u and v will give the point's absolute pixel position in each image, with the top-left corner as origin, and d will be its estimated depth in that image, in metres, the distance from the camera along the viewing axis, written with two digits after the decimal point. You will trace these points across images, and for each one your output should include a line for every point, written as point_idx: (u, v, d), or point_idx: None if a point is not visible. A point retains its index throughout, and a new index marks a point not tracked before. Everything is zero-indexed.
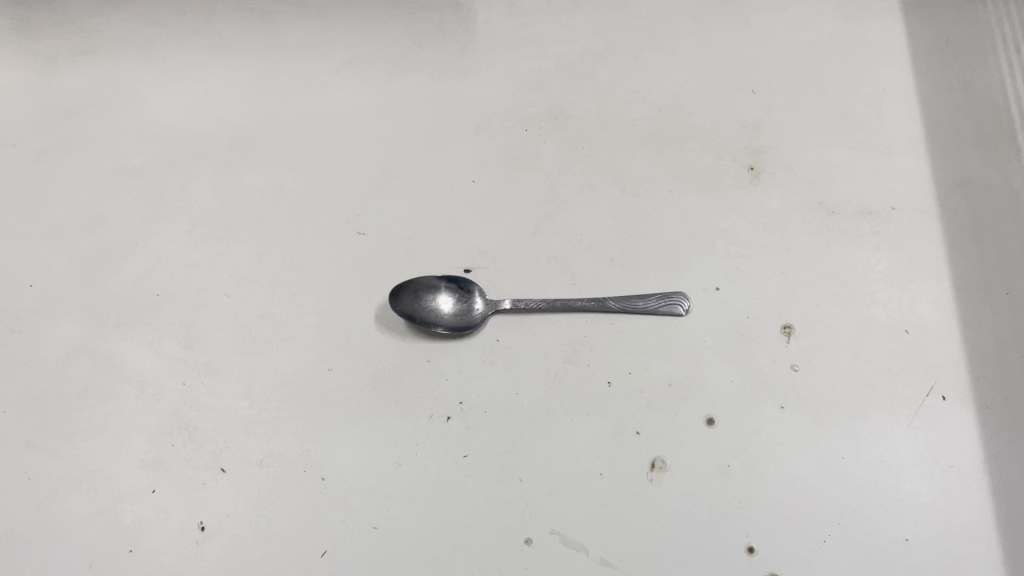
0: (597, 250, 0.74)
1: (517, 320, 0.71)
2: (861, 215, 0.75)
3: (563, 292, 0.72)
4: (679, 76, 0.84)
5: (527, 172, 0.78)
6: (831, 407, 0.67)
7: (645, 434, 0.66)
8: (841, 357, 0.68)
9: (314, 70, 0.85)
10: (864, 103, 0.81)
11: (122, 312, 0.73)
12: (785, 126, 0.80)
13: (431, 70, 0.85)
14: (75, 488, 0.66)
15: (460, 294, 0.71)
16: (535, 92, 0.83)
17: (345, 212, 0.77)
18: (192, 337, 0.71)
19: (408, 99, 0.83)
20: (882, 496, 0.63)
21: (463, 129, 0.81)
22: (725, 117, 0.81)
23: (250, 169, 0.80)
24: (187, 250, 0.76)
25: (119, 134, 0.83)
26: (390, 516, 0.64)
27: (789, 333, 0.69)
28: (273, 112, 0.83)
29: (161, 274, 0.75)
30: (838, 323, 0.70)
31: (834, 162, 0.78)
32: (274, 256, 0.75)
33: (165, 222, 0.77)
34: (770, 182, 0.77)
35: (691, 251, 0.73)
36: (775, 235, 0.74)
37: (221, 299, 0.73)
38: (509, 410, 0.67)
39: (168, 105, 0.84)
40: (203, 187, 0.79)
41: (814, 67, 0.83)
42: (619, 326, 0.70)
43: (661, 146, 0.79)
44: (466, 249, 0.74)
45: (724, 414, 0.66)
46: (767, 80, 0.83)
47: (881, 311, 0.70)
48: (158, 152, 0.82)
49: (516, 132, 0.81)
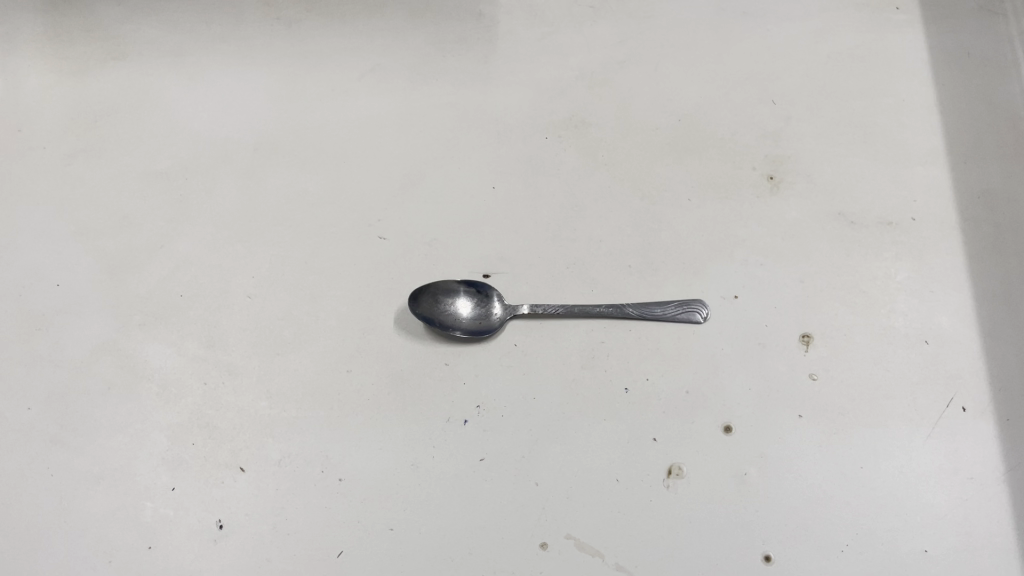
0: (616, 257, 0.74)
1: (535, 325, 0.71)
2: (882, 225, 0.75)
3: (580, 298, 0.72)
4: (700, 85, 0.84)
5: (547, 178, 0.78)
6: (848, 416, 0.67)
7: (662, 440, 0.67)
8: (858, 367, 0.69)
9: (337, 77, 0.85)
10: (885, 114, 0.80)
11: (146, 312, 0.73)
12: (806, 136, 0.80)
13: (454, 77, 0.85)
14: (96, 485, 0.66)
15: (478, 298, 0.71)
16: (556, 100, 0.83)
17: (366, 215, 0.77)
18: (214, 337, 0.71)
19: (431, 105, 0.83)
20: (900, 507, 0.63)
21: (485, 135, 0.81)
22: (745, 125, 0.81)
23: (275, 174, 0.79)
24: (212, 253, 0.75)
25: (145, 136, 0.83)
26: (406, 518, 0.64)
27: (807, 341, 0.70)
28: (301, 117, 0.83)
29: (184, 276, 0.74)
30: (856, 333, 0.70)
31: (855, 172, 0.77)
32: (295, 260, 0.74)
33: (191, 226, 0.77)
34: (789, 190, 0.77)
35: (710, 258, 0.74)
36: (794, 243, 0.74)
37: (243, 301, 0.73)
38: (526, 414, 0.68)
39: (193, 109, 0.84)
40: (229, 191, 0.78)
41: (836, 78, 0.83)
42: (637, 332, 0.71)
43: (681, 154, 0.79)
44: (485, 254, 0.74)
45: (740, 421, 0.67)
46: (788, 91, 0.83)
47: (900, 322, 0.70)
48: (183, 156, 0.81)
49: (537, 140, 0.80)
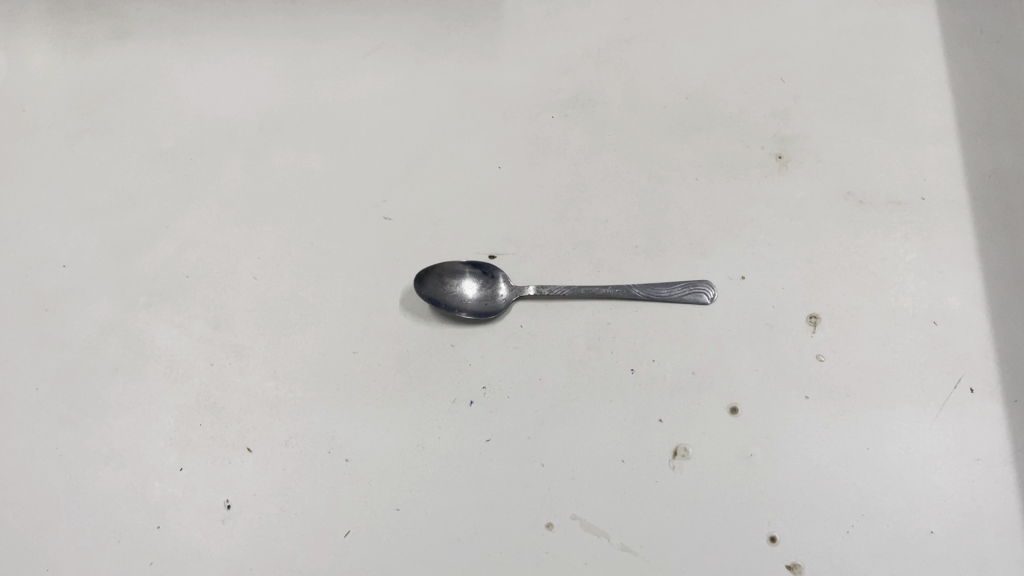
0: (622, 238, 0.74)
1: (541, 306, 0.71)
2: (891, 204, 0.74)
3: (586, 279, 0.72)
4: (707, 62, 0.83)
5: (553, 158, 0.77)
6: (855, 397, 0.67)
7: (667, 421, 0.67)
8: (865, 348, 0.69)
9: (341, 54, 0.84)
10: (896, 91, 0.79)
11: (152, 293, 0.72)
12: (815, 114, 0.79)
13: (459, 54, 0.84)
14: (105, 465, 0.67)
15: (483, 279, 0.71)
16: (562, 77, 0.82)
17: (371, 196, 0.76)
18: (220, 318, 0.71)
19: (436, 84, 0.82)
20: (905, 488, 0.64)
21: (490, 114, 0.80)
22: (754, 104, 0.80)
23: (279, 153, 0.78)
24: (216, 233, 0.75)
25: (149, 115, 0.82)
26: (413, 499, 0.65)
27: (814, 323, 0.70)
28: (306, 95, 0.82)
29: (190, 257, 0.74)
30: (864, 314, 0.70)
31: (864, 151, 0.76)
32: (300, 240, 0.74)
33: (196, 206, 0.76)
34: (798, 170, 0.76)
35: (717, 239, 0.73)
36: (803, 224, 0.74)
37: (249, 281, 0.72)
38: (532, 395, 0.68)
39: (197, 88, 0.83)
40: (234, 171, 0.78)
41: (847, 54, 0.82)
42: (643, 313, 0.71)
43: (689, 132, 0.79)
44: (491, 236, 0.74)
45: (746, 403, 0.67)
46: (798, 68, 0.81)
47: (908, 302, 0.70)
48: (187, 135, 0.80)
49: (543, 119, 0.80)
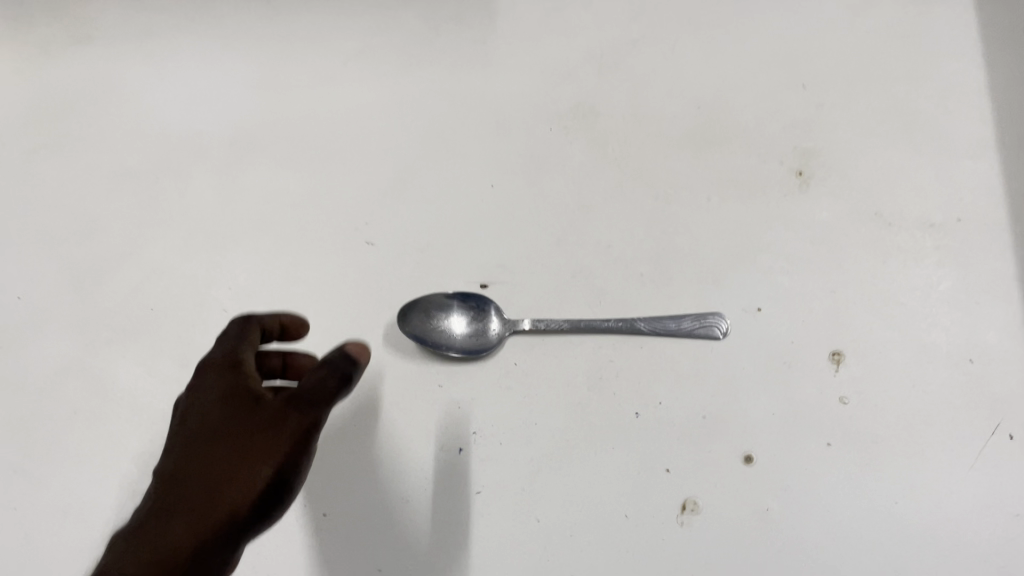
0: (625, 265, 0.67)
1: (537, 341, 0.65)
2: (923, 226, 0.67)
3: (587, 311, 0.66)
4: (721, 66, 0.76)
5: (551, 175, 0.71)
6: (881, 444, 0.61)
7: (675, 472, 0.61)
8: (892, 389, 0.62)
9: (322, 58, 0.77)
10: (930, 99, 0.72)
11: (115, 328, 0.67)
12: (840, 125, 0.72)
13: (449, 59, 0.77)
14: (64, 520, 0.61)
15: (473, 313, 0.65)
16: (562, 84, 0.75)
17: (353, 218, 0.70)
18: (189, 356, 0.65)
19: (424, 93, 0.75)
20: (937, 548, 0.57)
21: (483, 126, 0.74)
22: (772, 113, 0.73)
23: (252, 171, 0.72)
24: (183, 261, 0.69)
25: (111, 130, 0.77)
26: (396, 559, 0.59)
27: (837, 360, 0.63)
28: (285, 107, 0.75)
29: (154, 288, 0.68)
30: (892, 350, 0.63)
31: (894, 166, 0.69)
32: (276, 268, 0.68)
33: (162, 231, 0.71)
34: (821, 189, 0.69)
35: (730, 266, 0.67)
36: (825, 249, 0.67)
37: (218, 315, 0.66)
38: (528, 442, 0.62)
39: (162, 98, 0.77)
40: (201, 191, 0.72)
41: (875, 58, 0.74)
42: (649, 349, 0.64)
43: (701, 146, 0.72)
44: (483, 263, 0.68)
45: (761, 451, 0.61)
46: (821, 73, 0.74)
47: (941, 337, 0.64)
48: (150, 151, 0.75)
49: (541, 131, 0.73)
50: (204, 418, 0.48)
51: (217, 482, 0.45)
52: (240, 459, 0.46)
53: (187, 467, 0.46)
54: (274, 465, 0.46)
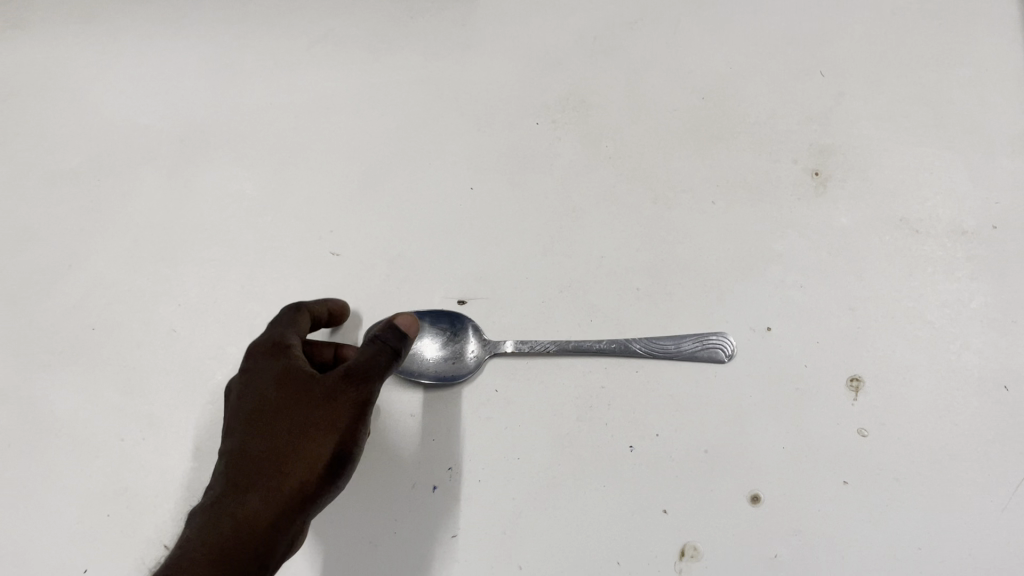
0: (618, 276, 0.60)
1: (521, 364, 0.58)
2: (953, 233, 0.60)
3: (575, 331, 0.58)
4: (728, 51, 0.68)
5: (537, 176, 0.64)
6: (905, 483, 0.52)
7: (674, 513, 0.53)
8: (918, 421, 0.54)
9: (285, 46, 0.71)
10: (961, 88, 0.64)
11: (52, 349, 0.61)
12: (860, 118, 0.64)
13: (425, 44, 0.70)
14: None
15: (448, 334, 0.59)
16: (551, 73, 0.68)
17: (317, 225, 0.63)
18: (134, 382, 0.59)
19: (396, 83, 0.68)
20: None
21: (462, 120, 0.67)
22: (784, 104, 0.65)
23: (206, 173, 0.66)
24: (128, 273, 0.63)
25: (53, 127, 0.71)
26: None
27: (856, 387, 0.55)
28: (246, 102, 0.69)
29: (96, 304, 0.62)
30: (918, 376, 0.56)
31: (920, 165, 0.62)
32: (231, 282, 0.62)
33: (105, 239, 0.65)
34: (838, 190, 0.62)
35: (737, 278, 0.59)
36: (844, 258, 0.59)
37: (166, 335, 0.60)
38: (508, 478, 0.55)
39: (109, 90, 0.71)
40: (149, 195, 0.66)
41: (901, 41, 0.66)
42: (645, 374, 0.57)
43: (705, 142, 0.64)
44: (460, 276, 0.61)
45: (770, 489, 0.53)
46: (839, 58, 0.67)
47: (972, 360, 0.56)
48: (94, 149, 0.69)
49: (526, 126, 0.66)
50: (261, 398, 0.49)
51: (282, 456, 0.46)
52: (301, 434, 0.47)
53: (251, 443, 0.47)
54: (337, 438, 0.47)
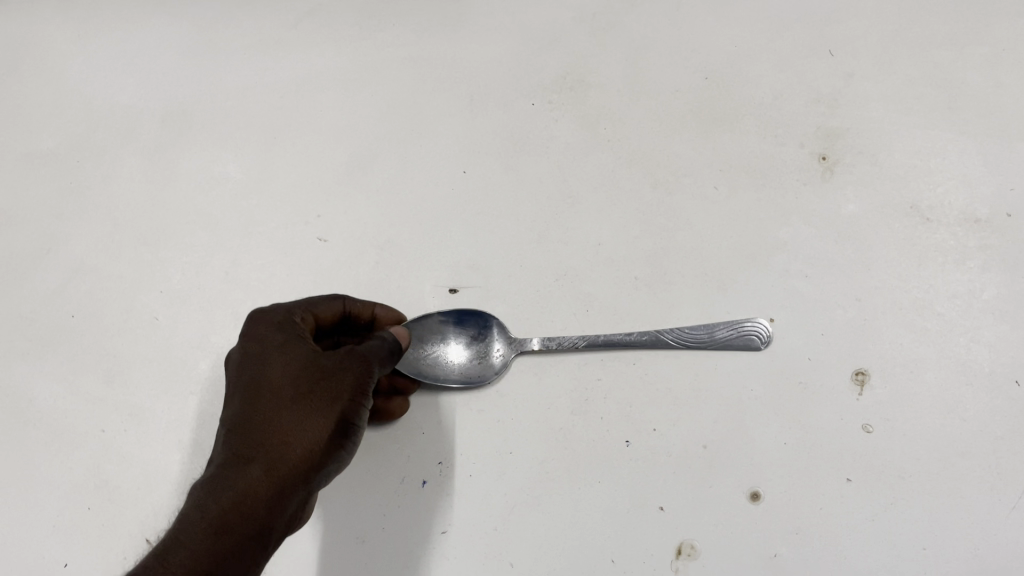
0: (616, 264, 0.58)
1: (514, 355, 0.56)
2: (965, 221, 0.57)
3: (571, 322, 0.56)
4: (732, 29, 0.65)
5: (532, 159, 0.62)
6: (911, 482, 0.50)
7: (672, 510, 0.51)
8: (925, 417, 0.52)
9: (271, 24, 0.69)
10: (975, 69, 0.61)
11: (31, 339, 0.59)
12: (869, 99, 0.61)
13: (416, 22, 0.68)
14: None
15: (473, 340, 0.57)
16: (547, 51, 0.66)
17: (305, 210, 0.61)
18: (115, 371, 0.57)
19: (386, 61, 0.66)
20: None
21: (455, 100, 0.64)
22: (791, 85, 0.63)
23: (189, 156, 0.64)
24: (109, 259, 0.61)
25: (32, 108, 0.69)
26: None
27: (862, 380, 0.53)
28: (233, 80, 0.67)
29: (77, 290, 0.61)
30: (927, 370, 0.53)
31: (932, 149, 0.59)
32: (214, 268, 0.60)
33: (84, 223, 0.63)
34: (846, 176, 0.59)
35: (740, 267, 0.57)
36: (851, 247, 0.57)
37: (148, 324, 0.58)
38: (500, 473, 0.53)
39: (89, 70, 0.70)
40: (130, 178, 0.64)
41: (912, 20, 0.64)
42: (643, 367, 0.55)
43: (708, 124, 0.62)
44: (453, 264, 0.59)
45: (772, 486, 0.51)
46: (848, 37, 0.64)
47: (982, 354, 0.53)
48: (74, 131, 0.67)
49: (521, 106, 0.64)
50: (261, 366, 0.47)
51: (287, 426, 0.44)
52: (304, 401, 0.45)
53: (251, 412, 0.45)
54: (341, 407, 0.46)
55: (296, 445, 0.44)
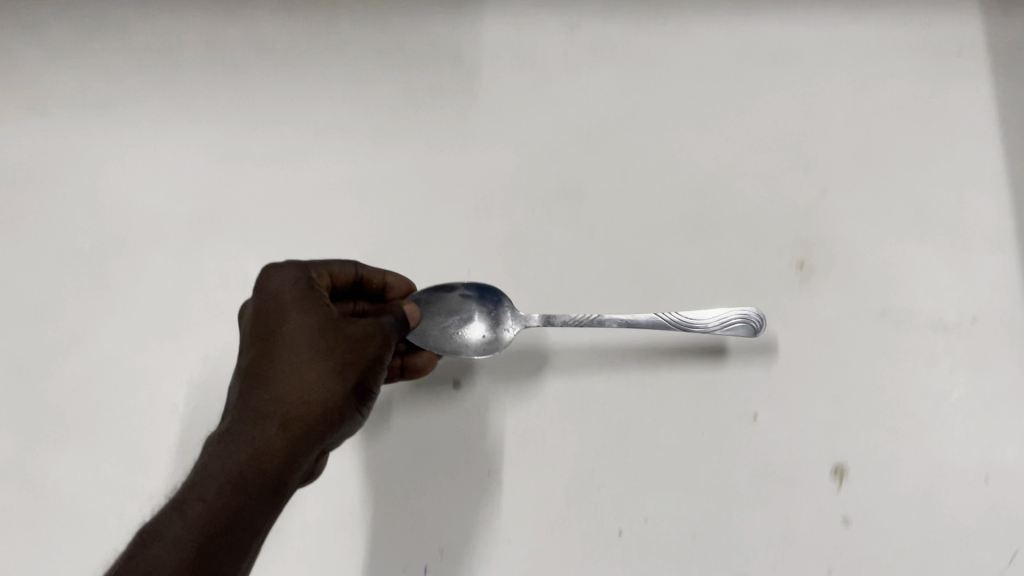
0: (607, 364, 0.61)
1: (514, 448, 0.60)
2: (934, 328, 0.61)
3: (566, 418, 0.60)
4: (717, 146, 0.70)
5: (533, 265, 0.66)
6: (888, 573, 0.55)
7: None
8: (901, 512, 0.56)
9: (289, 134, 0.74)
10: (942, 186, 0.66)
11: (61, 430, 0.63)
12: (843, 214, 0.66)
13: (424, 135, 0.73)
14: None
15: (490, 313, 0.62)
16: (545, 165, 0.71)
17: None
18: (143, 462, 0.61)
19: (396, 172, 0.71)
20: None
21: (460, 210, 0.69)
22: (771, 199, 0.68)
23: (212, 257, 0.69)
24: (134, 355, 0.65)
25: (64, 209, 0.74)
26: None
27: (841, 475, 0.57)
28: (255, 189, 0.72)
29: (103, 384, 0.64)
30: (902, 466, 0.57)
31: (902, 261, 0.64)
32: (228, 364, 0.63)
33: (112, 320, 0.67)
34: (822, 285, 0.64)
35: (722, 369, 0.60)
36: (828, 351, 0.61)
37: (169, 416, 0.62)
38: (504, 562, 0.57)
39: (118, 175, 0.75)
40: (155, 279, 0.69)
41: (883, 138, 0.69)
42: (634, 461, 0.59)
43: (694, 235, 0.67)
44: (454, 361, 0.62)
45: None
46: (824, 155, 0.69)
47: (953, 453, 0.57)
48: (103, 233, 0.72)
49: (521, 217, 0.68)
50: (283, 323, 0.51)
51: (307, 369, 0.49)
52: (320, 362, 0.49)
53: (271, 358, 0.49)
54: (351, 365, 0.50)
55: (309, 402, 0.48)
